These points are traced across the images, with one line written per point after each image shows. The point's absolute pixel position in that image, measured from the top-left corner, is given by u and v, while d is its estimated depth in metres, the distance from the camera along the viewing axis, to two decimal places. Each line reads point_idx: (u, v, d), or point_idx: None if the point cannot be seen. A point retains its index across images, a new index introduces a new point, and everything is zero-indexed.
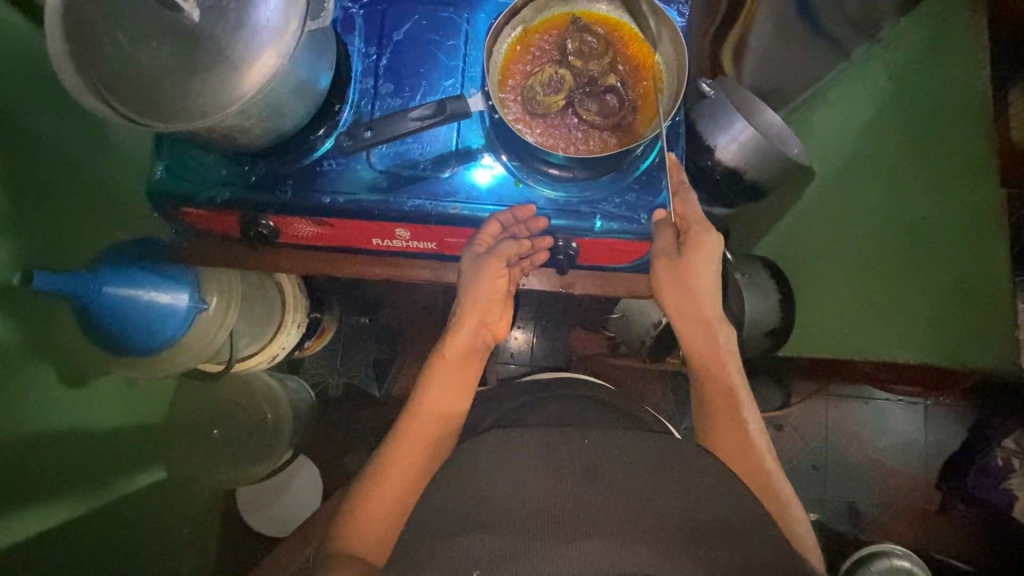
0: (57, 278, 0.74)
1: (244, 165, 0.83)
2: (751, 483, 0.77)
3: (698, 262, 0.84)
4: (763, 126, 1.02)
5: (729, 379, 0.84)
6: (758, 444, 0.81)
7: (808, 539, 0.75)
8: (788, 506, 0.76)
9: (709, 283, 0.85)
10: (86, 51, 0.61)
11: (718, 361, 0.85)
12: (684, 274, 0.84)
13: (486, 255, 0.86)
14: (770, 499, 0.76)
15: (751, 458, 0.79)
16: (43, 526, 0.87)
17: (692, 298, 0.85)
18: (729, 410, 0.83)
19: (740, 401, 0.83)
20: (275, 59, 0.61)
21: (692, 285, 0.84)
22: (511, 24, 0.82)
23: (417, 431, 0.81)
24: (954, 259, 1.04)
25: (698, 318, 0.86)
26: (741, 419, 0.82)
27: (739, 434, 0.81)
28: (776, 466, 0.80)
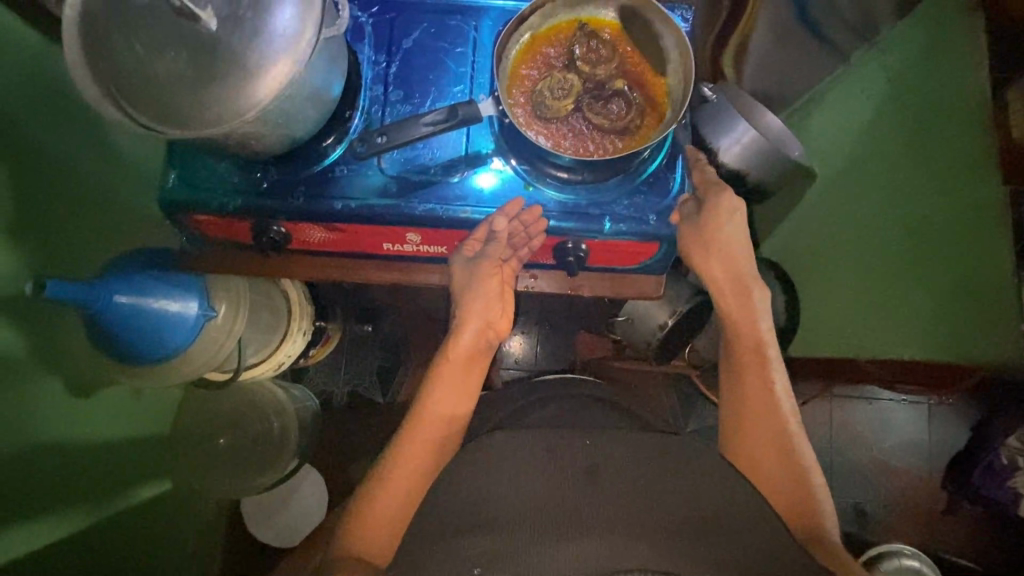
0: (66, 286, 0.75)
1: (255, 172, 0.84)
2: (770, 441, 0.79)
3: (718, 221, 0.88)
4: (764, 130, 1.04)
5: (759, 337, 0.86)
6: (781, 402, 0.82)
7: (826, 500, 0.76)
8: (806, 465, 0.78)
9: (733, 241, 0.90)
10: (103, 60, 0.62)
11: (749, 320, 0.87)
12: (708, 238, 0.89)
13: (477, 257, 0.89)
14: (786, 457, 0.78)
15: (772, 418, 0.81)
16: (51, 536, 0.88)
17: (722, 262, 0.90)
18: (755, 368, 0.85)
19: (769, 360, 0.85)
20: (291, 67, 0.62)
21: (718, 252, 0.89)
22: (519, 31, 0.83)
23: (421, 436, 0.81)
24: (956, 259, 1.07)
25: (727, 279, 0.90)
26: (767, 377, 0.84)
27: (765, 393, 0.83)
28: (798, 427, 0.81)
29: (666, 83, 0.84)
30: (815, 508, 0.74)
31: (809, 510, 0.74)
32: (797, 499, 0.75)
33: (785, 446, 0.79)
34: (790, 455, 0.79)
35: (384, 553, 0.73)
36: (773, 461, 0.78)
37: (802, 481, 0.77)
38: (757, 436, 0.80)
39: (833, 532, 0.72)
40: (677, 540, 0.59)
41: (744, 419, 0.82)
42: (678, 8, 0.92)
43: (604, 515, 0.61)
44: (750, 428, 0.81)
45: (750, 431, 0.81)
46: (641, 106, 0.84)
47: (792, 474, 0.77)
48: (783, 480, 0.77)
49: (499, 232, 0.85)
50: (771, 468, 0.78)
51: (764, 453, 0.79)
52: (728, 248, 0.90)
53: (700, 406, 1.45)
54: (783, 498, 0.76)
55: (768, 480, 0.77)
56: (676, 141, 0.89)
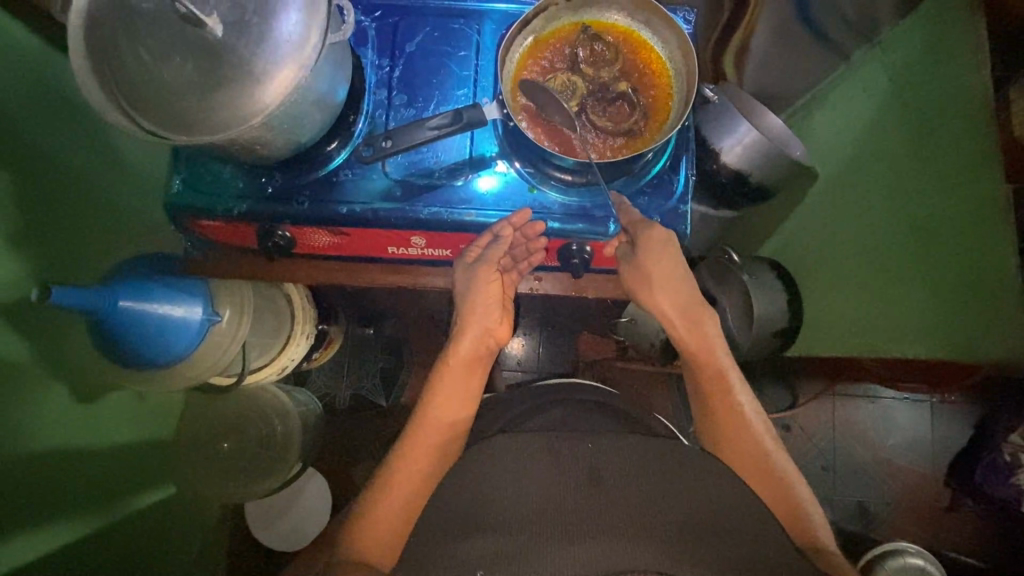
0: (70, 291, 0.75)
1: (260, 177, 0.84)
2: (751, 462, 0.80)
3: (654, 258, 0.85)
4: (766, 131, 1.04)
5: (718, 364, 0.86)
6: (752, 422, 0.83)
7: (815, 512, 0.77)
8: (792, 482, 0.78)
9: (670, 271, 0.86)
10: (109, 68, 0.63)
11: (704, 348, 0.87)
12: (650, 271, 0.86)
13: (476, 263, 0.89)
14: (769, 476, 0.79)
15: (748, 441, 0.82)
16: (58, 542, 0.88)
17: (669, 294, 0.88)
18: (720, 395, 0.85)
19: (732, 384, 0.85)
20: (296, 73, 0.62)
21: (663, 284, 0.87)
22: (522, 34, 0.83)
23: (424, 440, 0.81)
24: (962, 258, 1.03)
25: (679, 309, 0.88)
26: (734, 401, 0.84)
27: (734, 415, 0.83)
28: (774, 444, 0.82)
29: (670, 87, 0.85)
30: (808, 522, 0.75)
31: (801, 525, 0.74)
32: (789, 517, 0.76)
33: (764, 465, 0.80)
34: (774, 473, 0.79)
35: (387, 556, 0.72)
36: (759, 484, 0.78)
37: (790, 499, 0.77)
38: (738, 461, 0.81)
39: (829, 542, 0.73)
40: (683, 543, 0.59)
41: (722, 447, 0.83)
42: (680, 10, 0.92)
43: (609, 518, 0.61)
44: (729, 451, 0.82)
45: (732, 458, 0.81)
46: (645, 108, 0.84)
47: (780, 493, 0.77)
48: (772, 500, 0.77)
49: (504, 238, 0.85)
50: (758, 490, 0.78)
51: (749, 477, 0.79)
52: (669, 277, 0.87)
53: None
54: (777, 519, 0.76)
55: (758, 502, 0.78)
56: (679, 143, 0.89)
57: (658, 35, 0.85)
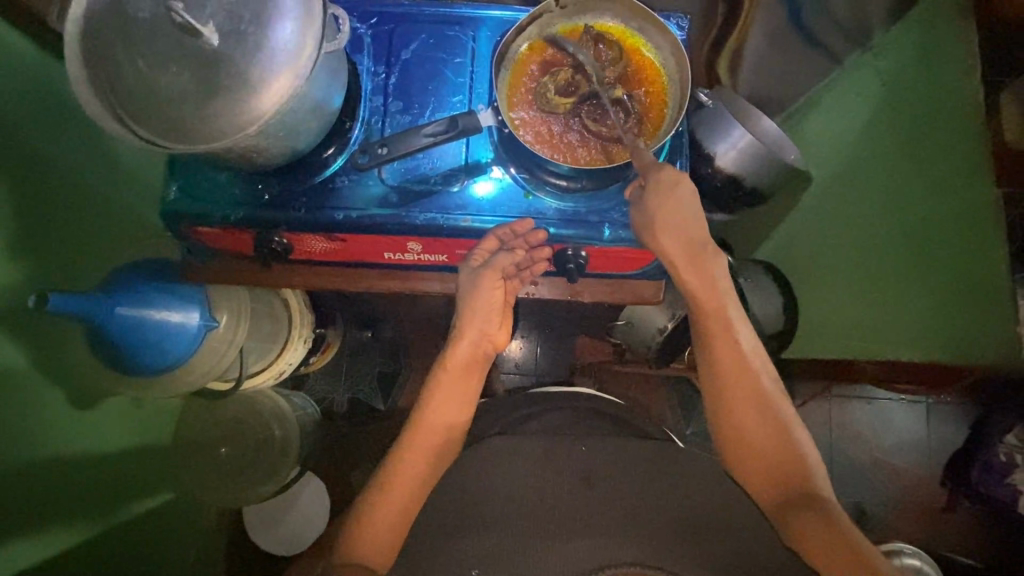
0: (68, 298, 0.75)
1: (256, 183, 0.85)
2: (752, 409, 0.73)
3: (659, 194, 0.75)
4: (760, 134, 1.05)
5: (720, 301, 0.79)
6: (754, 363, 0.76)
7: (815, 461, 0.71)
8: (790, 427, 0.72)
9: (679, 208, 0.77)
10: (105, 75, 0.63)
11: (709, 287, 0.79)
12: (652, 212, 0.76)
13: (481, 268, 0.87)
14: (772, 422, 0.72)
15: (749, 384, 0.75)
16: (58, 547, 0.89)
17: (675, 231, 0.78)
18: (721, 334, 0.77)
19: (734, 322, 0.78)
20: (292, 80, 0.63)
21: (669, 223, 0.77)
22: (517, 41, 0.84)
23: (419, 445, 0.80)
24: None
25: (682, 247, 0.79)
26: (735, 340, 0.77)
27: (734, 357, 0.76)
28: (775, 386, 0.75)
29: (664, 93, 0.85)
30: (804, 473, 0.69)
31: (797, 479, 0.69)
32: (784, 471, 0.70)
33: (767, 410, 0.73)
34: (772, 418, 0.73)
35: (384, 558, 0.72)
36: (759, 430, 0.72)
37: (791, 448, 0.71)
38: (738, 407, 0.74)
39: (827, 496, 0.67)
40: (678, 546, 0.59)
41: (720, 393, 0.75)
42: (673, 17, 0.93)
43: (603, 521, 0.62)
44: (728, 397, 0.75)
45: (731, 403, 0.75)
46: (639, 114, 0.84)
47: (776, 441, 0.71)
48: (771, 446, 0.71)
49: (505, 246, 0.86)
50: (757, 438, 0.72)
51: (747, 424, 0.73)
52: (677, 212, 0.77)
53: (700, 409, 1.46)
54: (769, 471, 0.70)
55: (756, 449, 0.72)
56: (673, 149, 0.90)
57: (653, 43, 0.86)
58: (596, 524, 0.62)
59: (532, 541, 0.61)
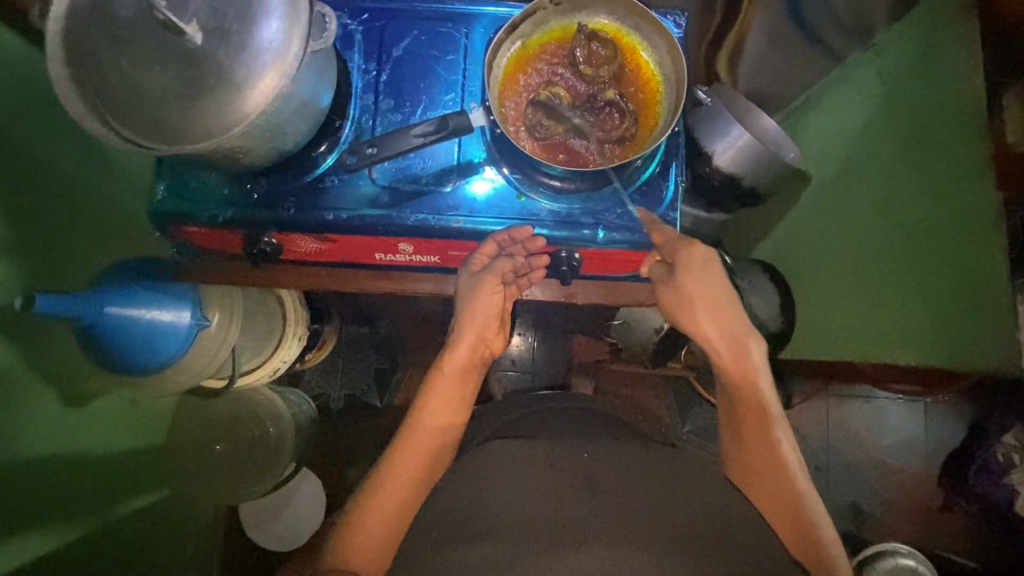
0: (56, 299, 0.74)
1: (245, 183, 0.84)
2: (780, 502, 0.70)
3: (693, 276, 0.83)
4: (758, 133, 1.03)
5: (760, 395, 0.77)
6: (789, 460, 0.73)
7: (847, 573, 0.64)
8: (822, 532, 0.67)
9: (714, 291, 0.83)
10: (88, 74, 0.62)
11: (749, 379, 0.78)
12: (692, 293, 0.83)
13: (481, 272, 0.86)
14: (801, 520, 0.68)
15: (780, 478, 0.71)
16: (47, 548, 0.87)
17: (710, 314, 0.82)
18: (756, 426, 0.75)
19: (773, 417, 0.76)
20: (278, 79, 0.61)
21: (705, 306, 0.83)
22: (510, 39, 0.82)
23: (413, 446, 0.78)
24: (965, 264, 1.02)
25: (721, 333, 0.82)
26: (771, 434, 0.74)
27: (768, 450, 0.73)
28: (810, 489, 0.71)
29: (659, 93, 0.84)
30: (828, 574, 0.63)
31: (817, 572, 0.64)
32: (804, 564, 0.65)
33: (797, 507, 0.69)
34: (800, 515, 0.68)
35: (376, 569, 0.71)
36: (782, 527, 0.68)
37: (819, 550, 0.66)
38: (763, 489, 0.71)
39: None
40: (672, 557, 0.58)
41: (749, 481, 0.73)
42: (670, 14, 0.91)
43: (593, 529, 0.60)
44: (755, 486, 0.72)
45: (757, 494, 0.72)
46: (634, 115, 0.83)
47: (804, 540, 0.67)
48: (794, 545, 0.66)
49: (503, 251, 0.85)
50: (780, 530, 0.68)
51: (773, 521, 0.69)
52: (711, 294, 0.83)
53: (696, 407, 1.45)
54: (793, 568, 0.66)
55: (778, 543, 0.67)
56: (669, 150, 0.89)
57: (649, 41, 0.84)
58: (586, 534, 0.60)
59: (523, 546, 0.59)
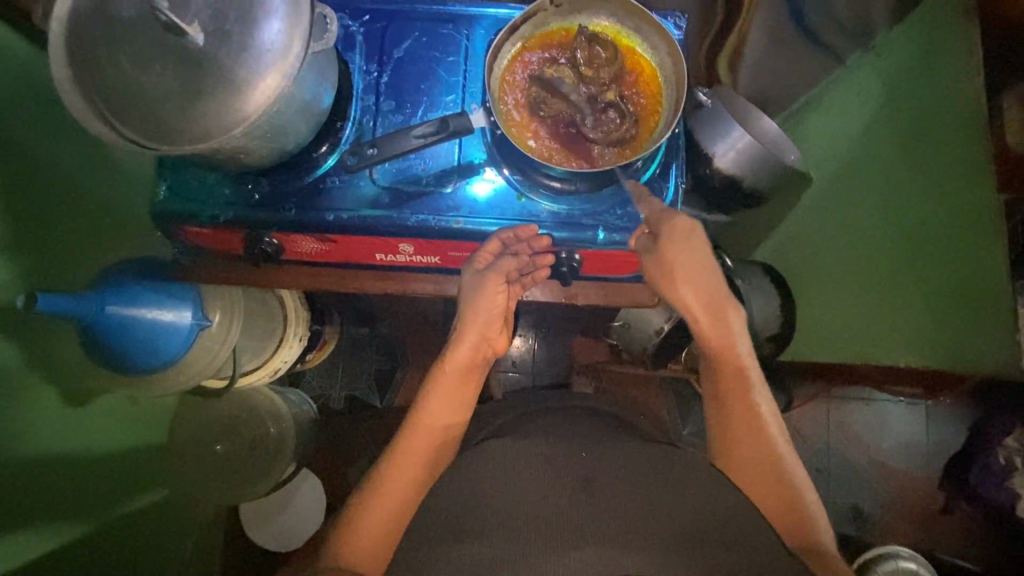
0: (58, 298, 0.74)
1: (247, 184, 0.84)
2: (762, 463, 0.76)
3: (680, 248, 0.83)
4: (758, 135, 1.03)
5: (739, 359, 0.82)
6: (768, 423, 0.79)
7: (820, 516, 0.74)
8: (800, 486, 0.75)
9: (695, 263, 0.84)
10: (88, 74, 0.62)
11: (728, 345, 0.82)
12: (673, 261, 0.83)
13: (485, 271, 0.87)
14: (780, 477, 0.75)
15: (761, 442, 0.77)
16: (48, 547, 0.87)
17: (693, 284, 0.84)
18: (738, 392, 0.81)
19: (751, 381, 0.81)
20: (279, 80, 0.62)
21: (687, 276, 0.84)
22: (510, 40, 0.82)
23: (413, 445, 0.78)
24: (965, 262, 1.04)
25: (704, 304, 0.84)
26: (752, 399, 0.80)
27: (749, 415, 0.79)
28: (786, 447, 0.78)
29: (659, 94, 0.84)
30: (806, 525, 0.72)
31: (796, 523, 0.73)
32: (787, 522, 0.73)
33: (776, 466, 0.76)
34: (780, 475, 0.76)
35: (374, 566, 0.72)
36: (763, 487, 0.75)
37: (795, 505, 0.74)
38: (748, 456, 0.77)
39: (826, 545, 0.71)
40: None
41: (732, 446, 0.78)
42: (670, 16, 0.91)
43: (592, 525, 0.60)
44: (738, 450, 0.78)
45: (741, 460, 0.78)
46: (634, 116, 0.84)
47: (784, 497, 0.74)
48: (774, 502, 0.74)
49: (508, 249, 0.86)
50: (763, 490, 0.75)
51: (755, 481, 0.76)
52: (695, 263, 0.84)
53: (697, 409, 1.45)
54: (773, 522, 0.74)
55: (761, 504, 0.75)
56: (670, 151, 0.89)
57: (649, 42, 0.84)
58: None
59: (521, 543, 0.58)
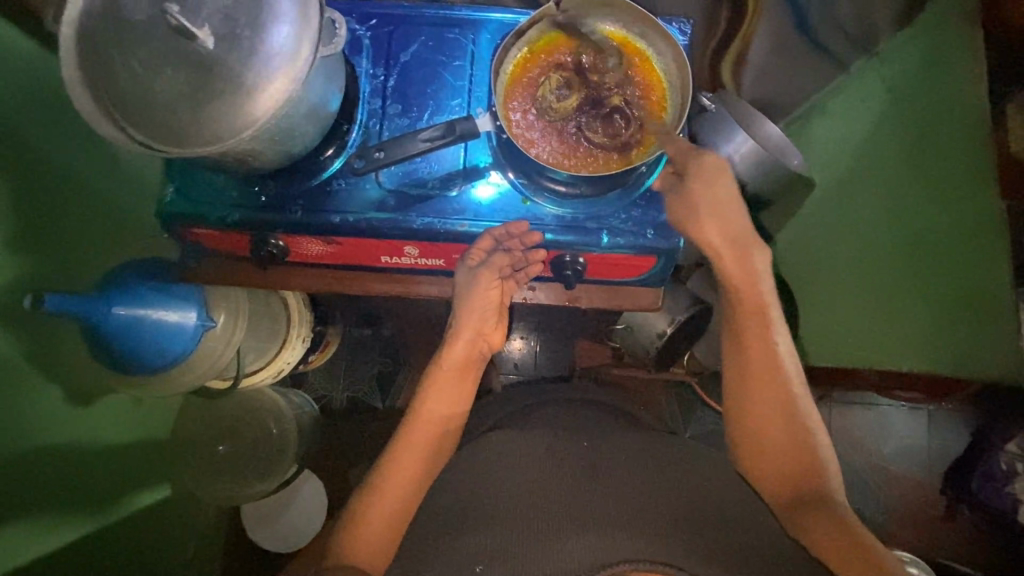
0: (64, 298, 0.76)
1: (253, 186, 0.84)
2: (777, 404, 0.74)
3: (705, 184, 0.80)
4: (762, 139, 1.04)
5: (761, 296, 0.79)
6: (786, 363, 0.77)
7: (831, 461, 0.72)
8: (814, 431, 0.73)
9: (720, 200, 0.80)
10: (100, 79, 0.63)
11: (751, 283, 0.79)
12: (697, 202, 0.80)
13: (478, 267, 0.87)
14: (795, 419, 0.74)
15: (780, 385, 0.75)
16: (51, 546, 0.87)
17: (718, 224, 0.80)
18: (759, 332, 0.78)
19: (772, 319, 0.78)
20: (288, 85, 0.62)
21: (712, 214, 0.80)
22: (517, 44, 0.84)
23: (413, 438, 0.79)
24: (962, 264, 1.10)
25: (726, 242, 0.81)
26: (772, 339, 0.77)
27: (768, 354, 0.76)
28: (802, 389, 0.76)
29: (664, 98, 0.85)
30: (816, 473, 0.71)
31: (804, 473, 0.71)
32: (796, 470, 0.71)
33: (790, 408, 0.74)
34: (794, 418, 0.74)
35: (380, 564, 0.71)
36: (776, 429, 0.73)
37: (808, 450, 0.72)
38: (763, 400, 0.75)
39: (834, 493, 0.69)
40: (680, 544, 0.56)
41: (746, 390, 0.76)
42: (675, 21, 0.92)
43: (597, 518, 0.59)
44: (754, 392, 0.75)
45: (755, 403, 0.75)
46: (639, 118, 0.84)
47: (799, 444, 0.72)
48: (786, 447, 0.72)
49: (498, 245, 0.86)
50: (774, 436, 0.73)
51: (770, 423, 0.74)
52: (718, 203, 0.81)
53: (698, 412, 1.45)
54: (781, 473, 0.72)
55: (770, 453, 0.73)
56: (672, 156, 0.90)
57: (654, 48, 0.85)
58: (586, 523, 0.58)
59: (527, 536, 0.58)
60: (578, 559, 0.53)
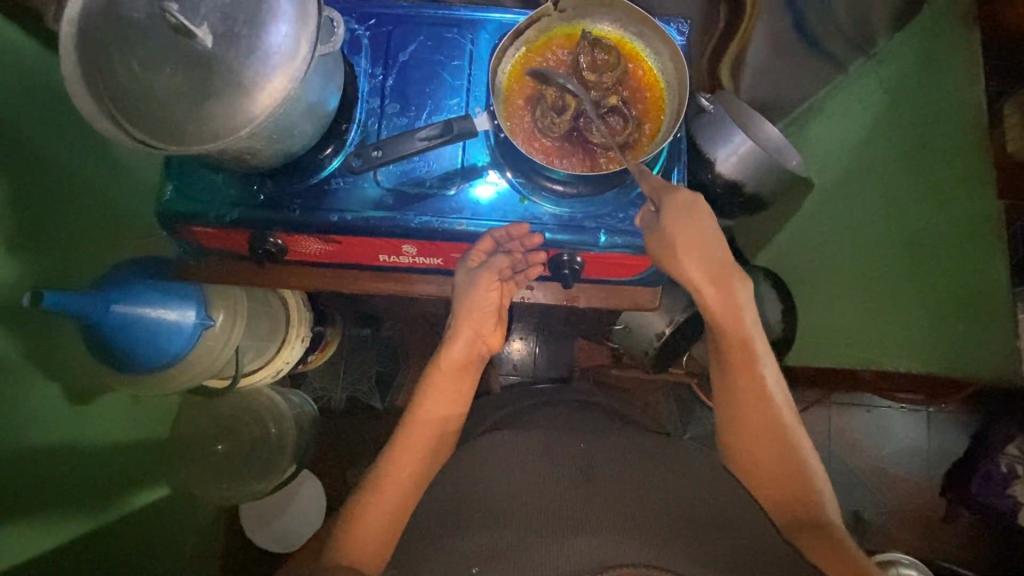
0: (63, 296, 0.75)
1: (252, 185, 0.84)
2: (766, 437, 0.76)
3: (678, 225, 0.77)
4: (761, 140, 1.04)
5: (744, 329, 0.79)
6: (774, 395, 0.78)
7: (823, 486, 0.74)
8: (806, 458, 0.75)
9: (694, 237, 0.79)
10: (100, 78, 0.63)
11: (734, 317, 0.79)
12: (672, 234, 0.78)
13: (478, 269, 0.88)
14: (786, 449, 0.75)
15: (768, 417, 0.77)
16: (50, 544, 0.88)
17: (697, 260, 0.80)
18: (745, 366, 0.79)
19: (757, 351, 0.79)
20: (286, 83, 0.63)
21: (691, 251, 0.79)
22: (516, 44, 0.84)
23: (412, 437, 0.79)
24: (955, 271, 1.08)
25: (708, 277, 0.80)
26: (758, 373, 0.78)
27: (755, 387, 0.78)
28: (792, 417, 0.78)
29: (661, 97, 0.85)
30: (812, 499, 0.72)
31: (801, 500, 0.72)
32: (790, 497, 0.73)
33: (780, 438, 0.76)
34: (785, 446, 0.76)
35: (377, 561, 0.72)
36: (767, 461, 0.75)
37: (801, 478, 0.74)
38: (753, 433, 0.77)
39: (832, 519, 0.71)
40: (673, 542, 0.56)
41: (735, 425, 0.78)
42: (672, 21, 0.92)
43: (592, 515, 0.59)
44: (744, 426, 0.77)
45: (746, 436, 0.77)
46: (637, 118, 0.84)
47: (792, 473, 0.74)
48: (778, 477, 0.74)
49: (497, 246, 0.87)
50: (766, 467, 0.75)
51: (761, 454, 0.75)
52: (696, 238, 0.79)
53: (697, 413, 1.45)
54: (776, 499, 0.74)
55: (762, 484, 0.75)
56: (672, 155, 0.90)
57: (652, 48, 0.85)
58: (581, 520, 0.59)
59: (521, 534, 0.58)
60: (570, 557, 0.54)
